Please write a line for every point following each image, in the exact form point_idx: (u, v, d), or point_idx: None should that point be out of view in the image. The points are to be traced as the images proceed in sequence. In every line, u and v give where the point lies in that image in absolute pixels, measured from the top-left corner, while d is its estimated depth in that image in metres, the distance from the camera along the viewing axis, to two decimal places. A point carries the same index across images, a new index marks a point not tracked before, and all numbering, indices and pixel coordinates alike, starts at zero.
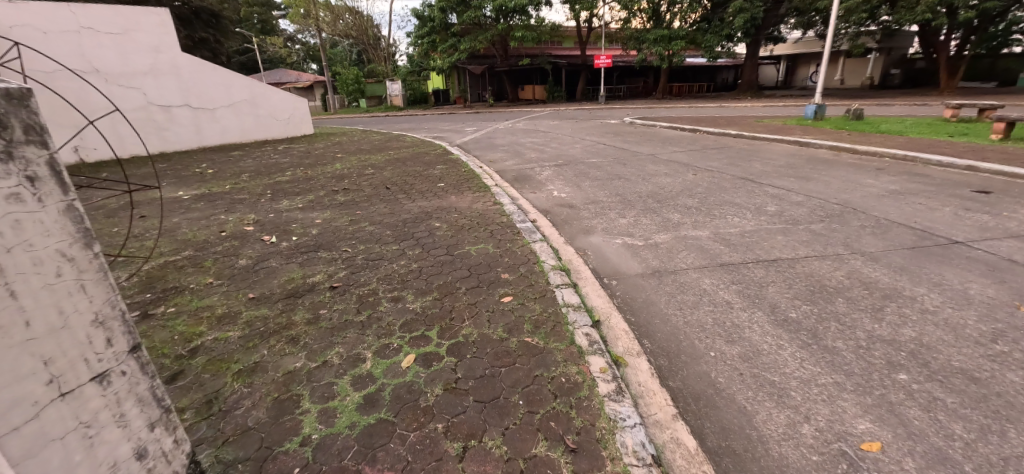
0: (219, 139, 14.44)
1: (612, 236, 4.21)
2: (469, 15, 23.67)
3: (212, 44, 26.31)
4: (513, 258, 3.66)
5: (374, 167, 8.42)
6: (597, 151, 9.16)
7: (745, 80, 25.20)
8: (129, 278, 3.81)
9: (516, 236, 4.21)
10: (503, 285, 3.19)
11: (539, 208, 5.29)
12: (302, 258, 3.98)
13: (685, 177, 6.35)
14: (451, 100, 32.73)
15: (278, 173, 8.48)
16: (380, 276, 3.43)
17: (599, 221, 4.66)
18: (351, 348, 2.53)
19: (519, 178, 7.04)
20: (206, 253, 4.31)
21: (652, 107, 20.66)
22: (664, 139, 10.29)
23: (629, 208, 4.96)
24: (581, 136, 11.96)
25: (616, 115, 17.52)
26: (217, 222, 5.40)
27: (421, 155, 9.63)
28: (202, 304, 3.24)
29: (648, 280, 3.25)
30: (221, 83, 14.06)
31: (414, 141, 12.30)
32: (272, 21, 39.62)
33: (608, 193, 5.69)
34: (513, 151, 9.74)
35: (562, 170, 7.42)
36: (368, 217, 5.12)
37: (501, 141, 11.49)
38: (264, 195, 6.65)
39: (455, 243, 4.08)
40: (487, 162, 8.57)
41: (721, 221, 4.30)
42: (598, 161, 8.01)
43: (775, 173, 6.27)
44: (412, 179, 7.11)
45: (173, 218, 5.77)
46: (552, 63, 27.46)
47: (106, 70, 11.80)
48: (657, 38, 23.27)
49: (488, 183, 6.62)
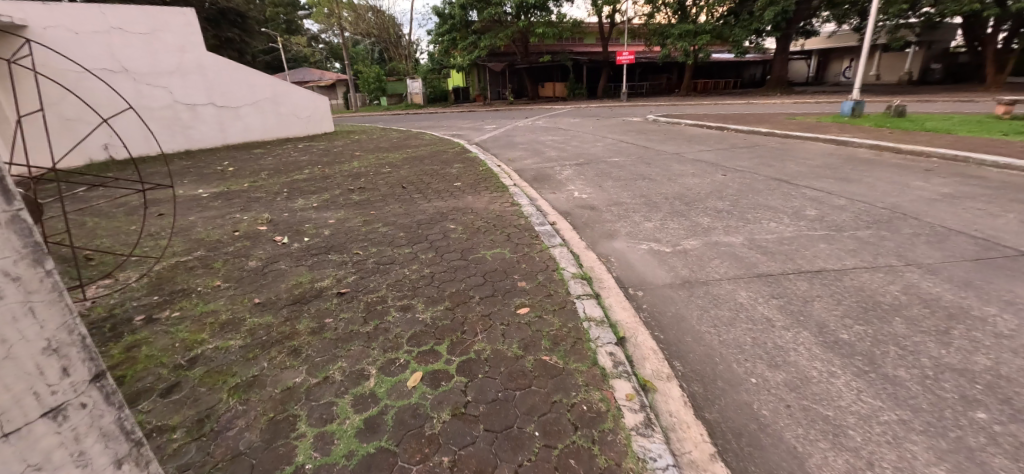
0: (242, 137, 14.63)
1: (637, 241, 3.95)
2: (489, 12, 23.44)
3: (238, 44, 26.84)
4: (531, 264, 3.44)
5: (391, 165, 8.30)
6: (619, 149, 8.84)
7: (774, 76, 24.29)
8: (138, 280, 3.73)
9: (534, 240, 3.98)
10: (520, 294, 2.97)
11: (559, 209, 5.05)
12: (312, 260, 3.84)
13: (714, 177, 6.01)
14: (471, 98, 32.61)
15: (296, 171, 8.45)
16: (391, 282, 3.26)
17: (622, 224, 4.40)
18: (354, 363, 2.35)
19: (538, 178, 6.81)
20: (217, 254, 4.22)
21: (676, 104, 20.12)
22: (690, 137, 9.88)
23: (655, 211, 4.68)
24: (602, 134, 11.63)
25: (639, 112, 17.07)
26: (231, 221, 5.34)
27: (439, 153, 9.48)
28: (207, 309, 3.12)
29: (678, 291, 2.99)
30: (244, 81, 14.23)
31: (432, 139, 12.18)
32: (297, 20, 40.26)
33: (632, 194, 5.42)
34: (533, 149, 9.50)
35: (583, 170, 7.16)
36: (382, 217, 4.97)
37: (521, 139, 11.25)
38: (281, 194, 6.59)
39: (471, 247, 3.88)
40: (505, 161, 8.35)
41: (756, 227, 3.99)
42: (621, 160, 7.71)
43: (812, 174, 5.88)
44: (428, 177, 6.95)
45: (189, 216, 5.74)
46: (573, 60, 27.07)
47: (134, 70, 12.01)
48: (681, 33, 22.60)
49: (506, 182, 6.40)
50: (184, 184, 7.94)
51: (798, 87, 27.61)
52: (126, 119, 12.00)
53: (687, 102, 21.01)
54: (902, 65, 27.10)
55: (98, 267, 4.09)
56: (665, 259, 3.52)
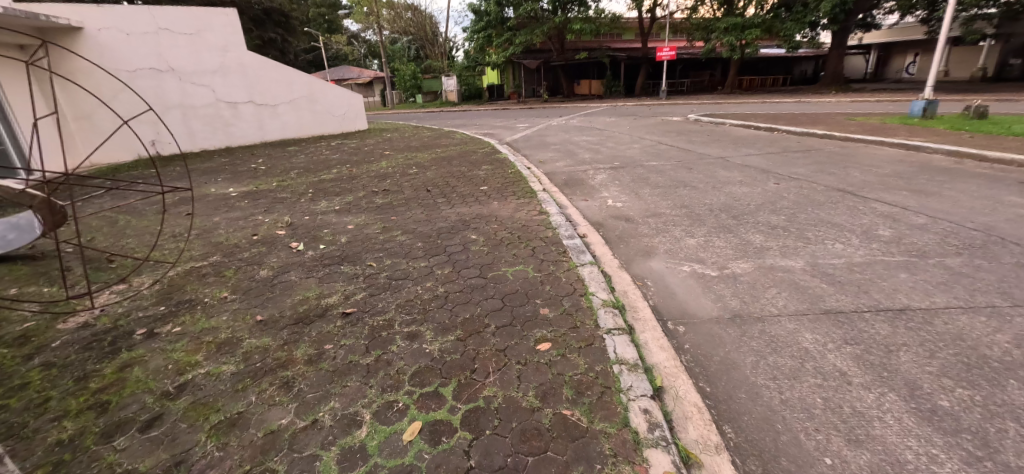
0: (280, 134, 14.92)
1: (677, 260, 3.52)
2: (526, 8, 23.07)
3: (280, 44, 27.63)
4: (556, 286, 3.07)
5: (419, 166, 8.10)
6: (658, 152, 8.30)
7: (829, 72, 22.72)
8: (149, 287, 3.61)
9: (561, 256, 3.60)
10: (542, 325, 2.61)
11: (590, 219, 4.66)
12: (322, 272, 3.61)
13: (765, 186, 5.45)
14: (505, 96, 32.33)
15: (325, 170, 8.39)
16: (401, 302, 2.98)
17: (661, 239, 3.97)
18: (348, 404, 2.07)
19: (569, 182, 6.42)
20: (232, 260, 4.08)
21: (720, 102, 19.13)
22: (736, 139, 9.19)
23: (698, 225, 4.22)
24: (639, 134, 11.06)
25: (680, 111, 16.25)
26: (253, 224, 5.23)
27: (469, 153, 9.22)
28: (208, 324, 2.93)
29: (726, 329, 2.57)
30: (283, 79, 14.46)
31: (463, 138, 11.98)
32: (338, 20, 41.21)
33: (672, 204, 4.96)
34: (565, 150, 9.09)
35: (618, 174, 6.71)
36: (402, 224, 4.72)
37: (553, 140, 10.84)
38: (306, 194, 6.49)
39: (491, 262, 3.55)
40: (536, 163, 7.99)
41: (819, 251, 3.48)
42: (659, 164, 7.20)
43: (881, 185, 5.24)
44: (455, 180, 6.69)
45: (214, 216, 5.71)
46: (611, 57, 26.33)
47: (180, 69, 12.40)
48: (727, 28, 21.54)
49: (535, 186, 6.04)
50: (216, 182, 8.02)
51: (856, 84, 25.71)
52: (171, 117, 12.45)
53: (732, 100, 19.89)
54: (976, 60, 24.78)
55: (116, 272, 4.04)
56: (710, 285, 3.09)
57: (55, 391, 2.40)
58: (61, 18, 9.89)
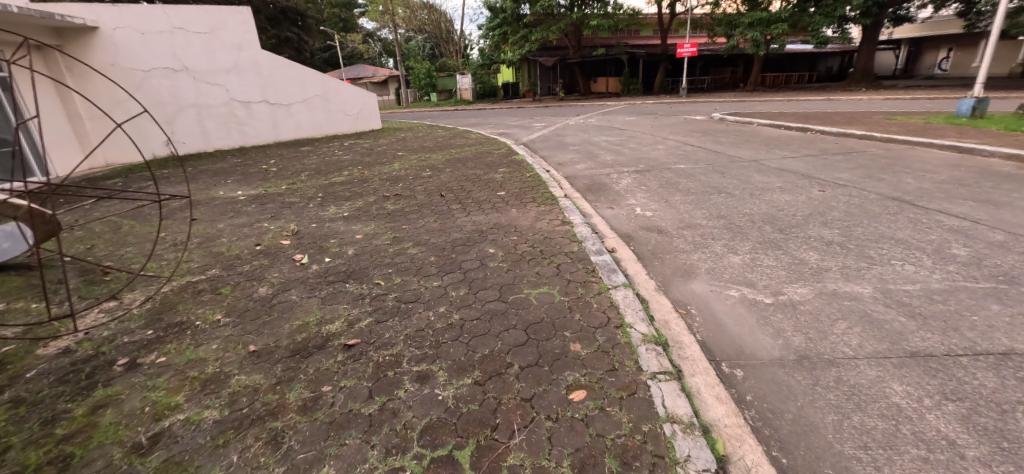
0: (294, 133, 14.75)
1: (723, 283, 3.10)
2: (542, 4, 22.63)
3: (296, 42, 27.63)
4: (587, 315, 2.68)
5: (433, 168, 7.77)
6: (684, 154, 7.83)
7: (858, 68, 21.81)
8: (141, 306, 3.33)
9: (590, 276, 3.21)
10: (574, 365, 2.23)
11: (619, 231, 4.26)
12: (326, 291, 3.28)
13: (809, 194, 4.97)
14: (521, 94, 31.91)
15: (336, 172, 8.10)
16: (411, 331, 2.62)
17: (700, 257, 3.55)
18: (344, 470, 1.73)
19: (592, 187, 6.00)
20: (231, 274, 3.78)
21: (743, 100, 18.48)
22: (767, 141, 8.65)
23: (740, 239, 3.79)
24: (663, 134, 10.57)
25: (703, 110, 15.65)
26: (258, 231, 4.95)
27: (484, 155, 8.85)
28: (196, 355, 2.61)
29: (795, 376, 2.15)
30: (297, 78, 14.26)
31: (479, 137, 11.63)
32: (354, 19, 41.24)
33: (707, 214, 4.52)
34: (586, 152, 8.68)
35: (644, 179, 6.28)
36: (414, 234, 4.37)
37: (572, 140, 10.41)
38: (315, 199, 6.19)
39: (511, 282, 3.18)
40: (555, 165, 7.59)
41: (887, 274, 3.04)
42: (687, 168, 6.75)
43: (941, 193, 4.73)
44: (470, 184, 6.32)
45: (219, 222, 5.44)
46: (629, 54, 25.73)
47: (195, 68, 12.28)
48: (751, 22, 20.90)
49: (556, 192, 5.64)
50: (226, 184, 7.79)
51: (886, 81, 24.67)
52: (185, 116, 12.37)
53: (756, 98, 19.18)
54: (1014, 56, 23.60)
55: (110, 286, 3.77)
56: (766, 317, 2.66)
57: (17, 438, 2.10)
58: (76, 18, 9.82)
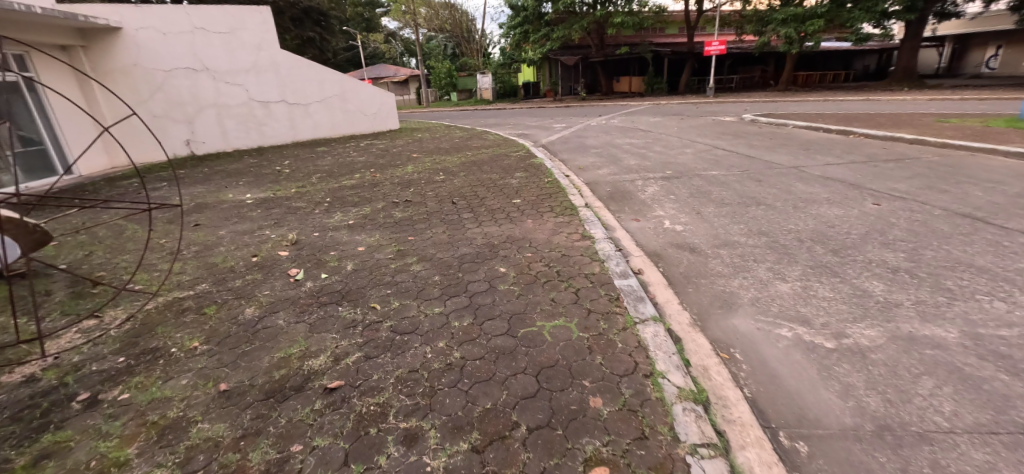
0: (312, 133, 14.66)
1: (770, 321, 2.64)
2: (564, 3, 22.09)
3: (319, 42, 27.82)
4: (611, 359, 2.27)
5: (446, 171, 7.44)
6: (715, 159, 7.30)
7: (900, 67, 20.62)
8: (120, 326, 3.06)
9: (613, 306, 2.79)
10: (595, 430, 1.83)
11: (646, 248, 3.82)
12: (317, 314, 2.95)
13: (860, 209, 4.44)
14: (542, 93, 31.47)
15: (348, 174, 7.85)
16: (402, 373, 2.25)
17: (742, 284, 3.09)
18: None
19: (614, 195, 5.57)
20: (221, 290, 3.49)
21: (775, 100, 17.64)
22: (805, 145, 8.04)
23: (788, 263, 3.32)
24: (690, 136, 10.00)
25: (731, 110, 14.95)
26: (258, 239, 4.68)
27: (501, 157, 8.50)
28: (160, 393, 2.30)
29: (876, 457, 1.70)
30: (315, 78, 14.15)
31: (497, 139, 11.26)
32: (377, 19, 41.49)
33: (746, 231, 4.04)
34: (608, 155, 8.22)
35: (671, 186, 5.81)
36: (421, 247, 4.02)
37: (593, 142, 9.95)
38: (322, 203, 5.93)
39: (523, 311, 2.78)
40: (576, 170, 7.17)
41: (974, 314, 2.54)
42: (719, 175, 6.23)
43: (1018, 210, 4.15)
44: (484, 190, 5.96)
45: (221, 228, 5.20)
46: (653, 52, 25.00)
47: (215, 68, 12.27)
48: (785, 19, 19.86)
49: (576, 201, 5.22)
50: (237, 186, 7.63)
51: (928, 80, 23.34)
52: (205, 116, 12.39)
53: (788, 98, 18.30)
54: None
55: (95, 301, 3.53)
56: (829, 369, 2.21)
57: None
58: (100, 19, 9.85)
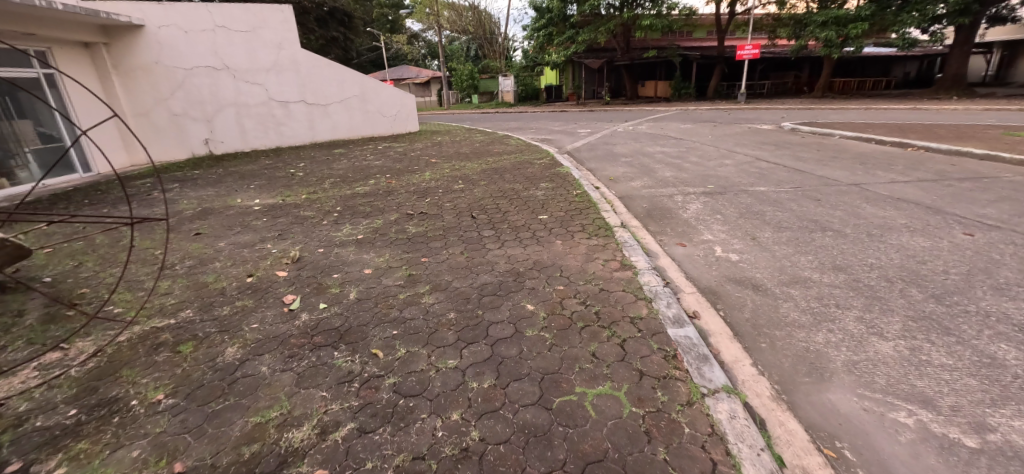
0: (330, 134, 14.38)
1: (879, 399, 2.05)
2: (590, 4, 21.47)
3: (342, 42, 27.78)
4: (679, 457, 1.72)
5: (466, 179, 6.95)
6: (759, 173, 6.64)
7: (948, 74, 19.41)
8: (82, 365, 2.62)
9: (671, 368, 2.22)
10: None
11: (699, 284, 3.23)
12: (307, 361, 2.45)
13: (951, 240, 3.78)
14: (564, 97, 30.90)
15: (362, 180, 7.44)
16: (403, 462, 1.75)
17: (828, 340, 2.50)
18: None
19: (653, 212, 4.98)
20: (204, 320, 3.03)
21: (813, 107, 16.76)
22: (860, 159, 7.31)
23: (881, 314, 2.72)
24: (727, 146, 9.30)
25: (767, 117, 14.13)
26: (258, 253, 4.26)
27: (524, 164, 7.96)
28: (101, 470, 1.83)
29: None
30: (335, 78, 13.85)
31: (519, 144, 10.75)
32: (401, 21, 41.60)
33: (816, 266, 3.43)
34: (640, 165, 7.62)
35: (715, 204, 5.21)
36: (437, 272, 3.51)
37: (622, 150, 9.34)
38: (331, 213, 5.49)
39: (556, 370, 2.24)
40: (605, 181, 6.60)
41: None
42: (768, 192, 5.59)
43: None
44: (507, 203, 5.45)
45: (221, 239, 4.80)
46: (681, 56, 24.19)
47: (235, 67, 12.07)
48: (825, 21, 18.94)
49: (610, 219, 4.65)
50: (247, 190, 7.28)
51: (977, 88, 21.95)
52: (224, 115, 12.22)
53: (826, 106, 17.35)
54: None
55: (66, 326, 3.12)
56: None
57: None
58: (121, 16, 9.70)
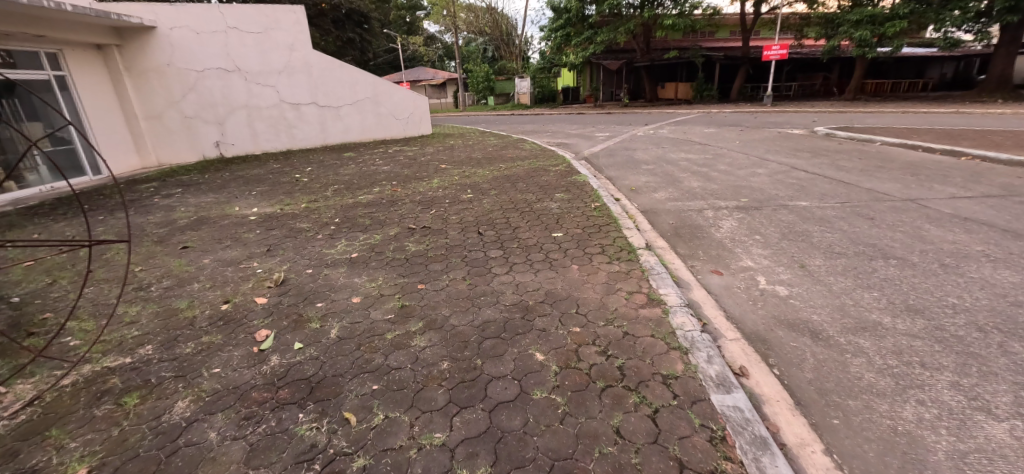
0: (342, 137, 14.08)
1: None
2: (609, 3, 20.86)
3: (359, 44, 27.65)
4: None
5: (476, 188, 6.51)
6: (797, 184, 6.03)
7: (993, 75, 18.23)
8: (10, 419, 2.23)
9: (720, 460, 1.72)
10: None
11: (744, 329, 2.70)
12: (263, 427, 2.01)
13: None
14: (582, 99, 30.32)
15: (367, 187, 7.06)
16: None
17: (918, 419, 1.98)
18: None
19: (681, 230, 4.45)
20: (161, 361, 2.62)
21: (845, 111, 15.90)
22: (909, 170, 6.64)
23: (983, 382, 2.17)
24: (758, 152, 8.66)
25: (797, 121, 13.37)
26: (241, 273, 3.86)
27: (539, 171, 7.48)
28: None
29: None
30: (347, 80, 13.53)
31: (534, 149, 10.27)
32: (418, 23, 41.55)
33: (883, 308, 2.88)
34: (663, 174, 7.06)
35: (752, 221, 4.65)
36: (435, 303, 3.06)
37: (644, 156, 8.77)
38: (328, 226, 5.08)
39: (569, 457, 1.75)
40: (626, 192, 6.07)
41: None
42: (810, 208, 5.01)
43: None
44: (519, 216, 4.97)
45: (207, 254, 4.43)
46: (704, 57, 23.36)
47: (246, 69, 11.86)
48: (859, 20, 18.01)
49: (633, 239, 4.14)
50: (247, 197, 6.95)
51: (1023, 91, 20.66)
52: (236, 118, 12.02)
53: (859, 109, 16.46)
54: None
55: (13, 362, 2.75)
56: None
57: None
58: (133, 18, 9.55)
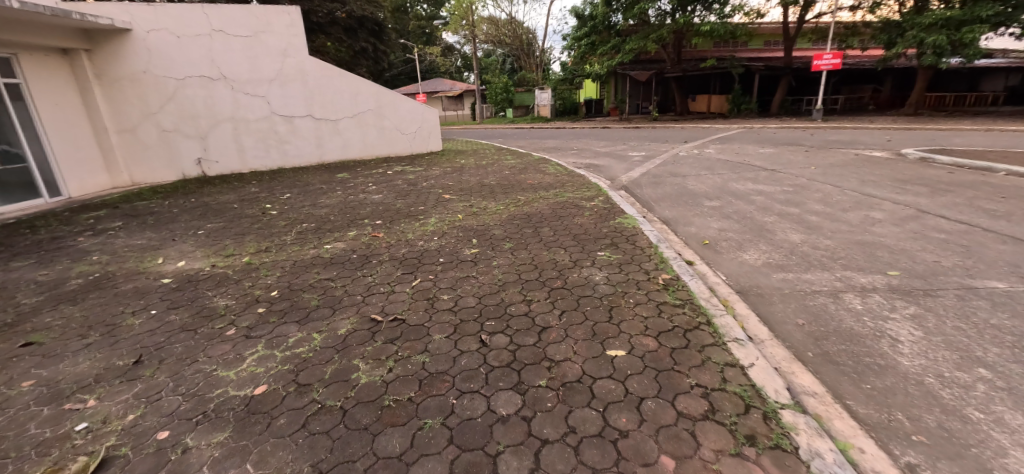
0: (341, 154, 12.44)
1: None
2: (639, 8, 19.09)
3: (375, 53, 26.49)
4: None
5: (483, 235, 4.75)
6: (953, 244, 4.08)
7: None
8: None
9: None
10: None
11: None
12: None
13: None
14: (605, 112, 28.61)
15: (341, 228, 5.37)
16: None
17: None
18: None
19: (832, 347, 2.55)
20: None
21: (915, 128, 13.80)
22: None
23: None
24: (850, 184, 6.70)
25: (869, 141, 11.32)
26: (42, 436, 2.12)
27: (568, 208, 5.69)
28: None
29: None
30: (347, 90, 11.91)
31: (558, 173, 8.49)
32: (437, 34, 40.72)
33: None
34: (740, 217, 5.16)
35: (940, 326, 2.74)
36: None
37: (700, 187, 6.92)
38: (256, 304, 3.36)
39: None
40: (699, 250, 4.20)
41: None
42: (1020, 297, 3.06)
43: None
44: (547, 301, 3.13)
45: (38, 367, 2.72)
46: (743, 68, 21.24)
47: (233, 77, 10.34)
48: (931, 24, 15.75)
49: (761, 375, 2.25)
50: (186, 240, 5.31)
51: None
52: (221, 132, 10.49)
53: (931, 126, 14.32)
54: None
55: None
56: None
57: None
58: (103, 18, 8.14)
